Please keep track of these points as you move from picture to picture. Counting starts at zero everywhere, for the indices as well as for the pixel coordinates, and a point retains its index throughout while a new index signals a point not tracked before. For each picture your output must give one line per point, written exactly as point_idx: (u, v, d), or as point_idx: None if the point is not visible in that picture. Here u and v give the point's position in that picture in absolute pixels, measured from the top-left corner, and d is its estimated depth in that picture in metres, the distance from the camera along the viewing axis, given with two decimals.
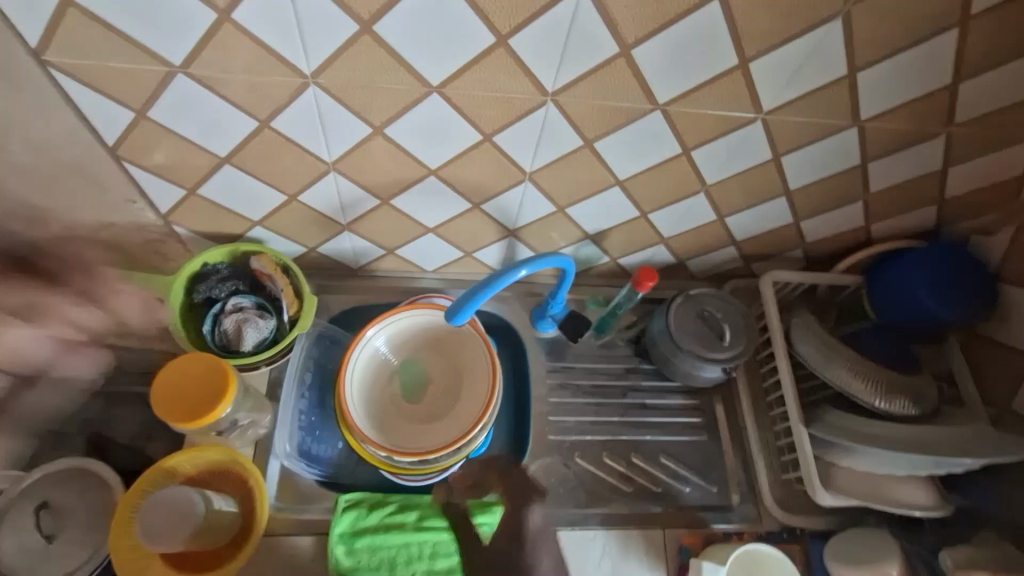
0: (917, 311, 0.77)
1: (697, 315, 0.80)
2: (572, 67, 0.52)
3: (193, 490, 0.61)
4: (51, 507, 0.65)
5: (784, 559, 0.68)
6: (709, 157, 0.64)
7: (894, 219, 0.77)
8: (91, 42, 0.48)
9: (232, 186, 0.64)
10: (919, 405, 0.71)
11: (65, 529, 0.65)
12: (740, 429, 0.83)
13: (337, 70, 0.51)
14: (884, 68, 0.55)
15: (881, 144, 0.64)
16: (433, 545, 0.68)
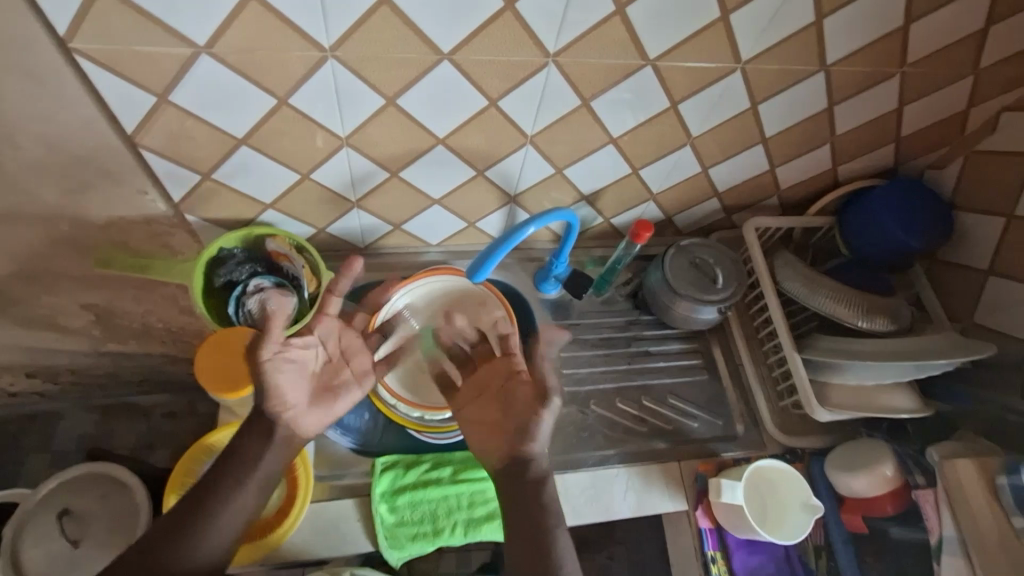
0: (887, 241, 0.85)
1: (690, 264, 0.86)
2: (573, 26, 0.56)
3: (250, 483, 0.61)
4: (72, 515, 0.90)
5: (777, 470, 0.77)
6: (694, 110, 0.70)
7: (859, 159, 0.85)
8: (117, 25, 0.49)
9: (245, 168, 0.66)
10: (895, 322, 0.79)
11: (86, 532, 0.89)
12: (738, 365, 0.90)
13: (356, 42, 0.53)
14: (847, 14, 0.61)
15: (847, 88, 0.71)
16: (470, 496, 0.73)
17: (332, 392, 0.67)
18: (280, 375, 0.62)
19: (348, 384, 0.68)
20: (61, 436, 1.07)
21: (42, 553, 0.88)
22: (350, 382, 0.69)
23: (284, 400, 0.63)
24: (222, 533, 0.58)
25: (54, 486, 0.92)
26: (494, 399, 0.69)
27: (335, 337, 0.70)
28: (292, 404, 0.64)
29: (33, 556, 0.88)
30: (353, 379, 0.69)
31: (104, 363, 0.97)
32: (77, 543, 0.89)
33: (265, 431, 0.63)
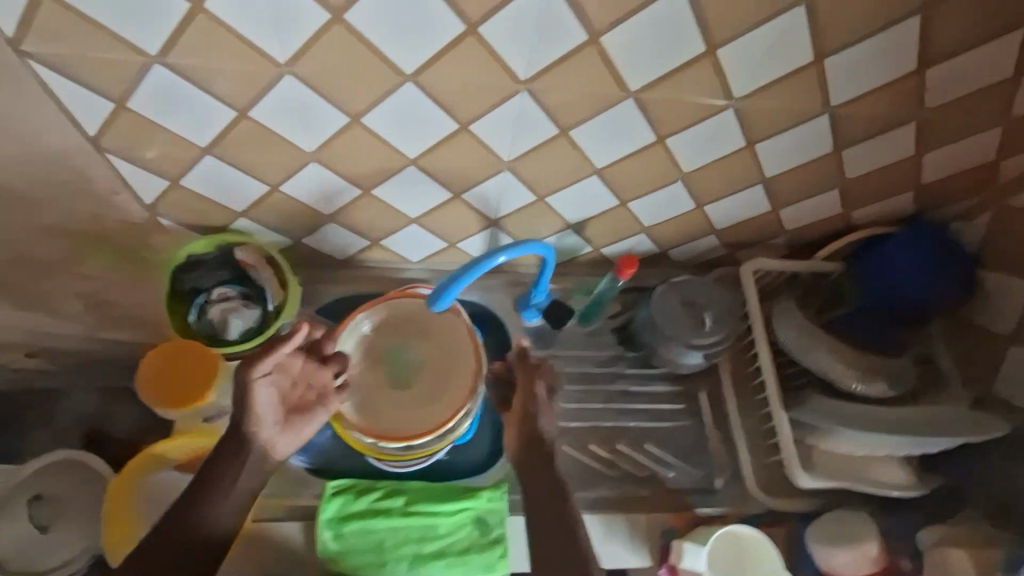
0: (898, 296, 0.78)
1: (681, 303, 0.81)
2: (544, 54, 0.53)
3: (242, 485, 0.63)
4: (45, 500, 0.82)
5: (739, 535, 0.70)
6: (686, 144, 0.65)
7: (875, 205, 0.77)
8: (68, 31, 0.49)
9: (212, 176, 0.65)
10: (896, 387, 0.72)
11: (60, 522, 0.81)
12: (725, 413, 0.84)
13: (312, 59, 0.51)
14: (853, 53, 0.55)
15: (856, 131, 0.65)
16: (421, 529, 0.70)
17: (299, 415, 0.65)
18: (258, 394, 0.62)
19: (316, 406, 0.66)
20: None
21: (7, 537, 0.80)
22: (317, 405, 0.66)
23: (256, 420, 0.63)
24: (214, 534, 0.61)
25: (30, 471, 0.82)
26: (532, 433, 0.72)
27: (300, 363, 0.66)
28: (264, 423, 0.63)
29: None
30: (319, 402, 0.66)
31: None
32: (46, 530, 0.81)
33: (236, 453, 0.62)
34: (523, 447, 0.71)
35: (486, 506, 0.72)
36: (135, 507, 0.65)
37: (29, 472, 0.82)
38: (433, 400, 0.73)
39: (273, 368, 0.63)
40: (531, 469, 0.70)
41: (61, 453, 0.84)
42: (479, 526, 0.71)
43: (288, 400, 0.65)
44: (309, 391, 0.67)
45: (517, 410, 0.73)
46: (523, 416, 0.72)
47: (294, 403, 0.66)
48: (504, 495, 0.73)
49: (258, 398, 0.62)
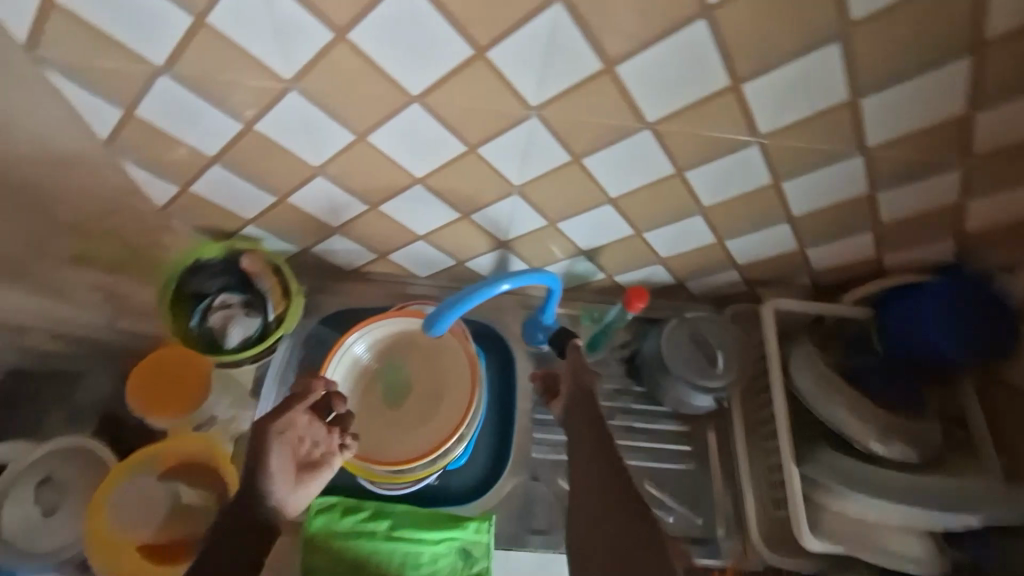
0: (926, 350, 0.71)
1: (691, 340, 0.77)
2: (554, 81, 0.50)
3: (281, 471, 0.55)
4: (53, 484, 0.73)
5: None
6: (706, 178, 0.61)
7: (909, 248, 0.72)
8: (77, 41, 0.50)
9: (220, 183, 0.66)
10: (919, 450, 0.67)
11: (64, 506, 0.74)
12: (732, 459, 0.80)
13: (317, 76, 0.51)
14: (890, 95, 0.51)
15: (891, 174, 0.60)
16: (404, 555, 0.68)
17: (307, 474, 0.58)
18: (275, 452, 0.55)
19: (322, 462, 0.59)
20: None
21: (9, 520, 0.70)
22: (323, 461, 0.59)
23: (274, 481, 0.54)
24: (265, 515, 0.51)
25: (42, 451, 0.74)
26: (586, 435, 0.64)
27: (304, 422, 0.60)
28: (282, 485, 0.54)
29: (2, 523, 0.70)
30: (323, 459, 0.60)
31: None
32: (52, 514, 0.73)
33: (269, 445, 0.56)
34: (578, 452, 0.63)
35: (471, 536, 0.70)
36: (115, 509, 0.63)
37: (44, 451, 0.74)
38: (429, 424, 0.72)
39: (287, 425, 0.58)
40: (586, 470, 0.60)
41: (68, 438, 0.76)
42: (463, 556, 0.69)
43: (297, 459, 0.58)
44: (313, 449, 0.60)
45: (573, 412, 0.68)
46: (578, 415, 0.67)
47: (301, 461, 0.58)
48: (492, 527, 0.71)
49: (269, 456, 0.55)
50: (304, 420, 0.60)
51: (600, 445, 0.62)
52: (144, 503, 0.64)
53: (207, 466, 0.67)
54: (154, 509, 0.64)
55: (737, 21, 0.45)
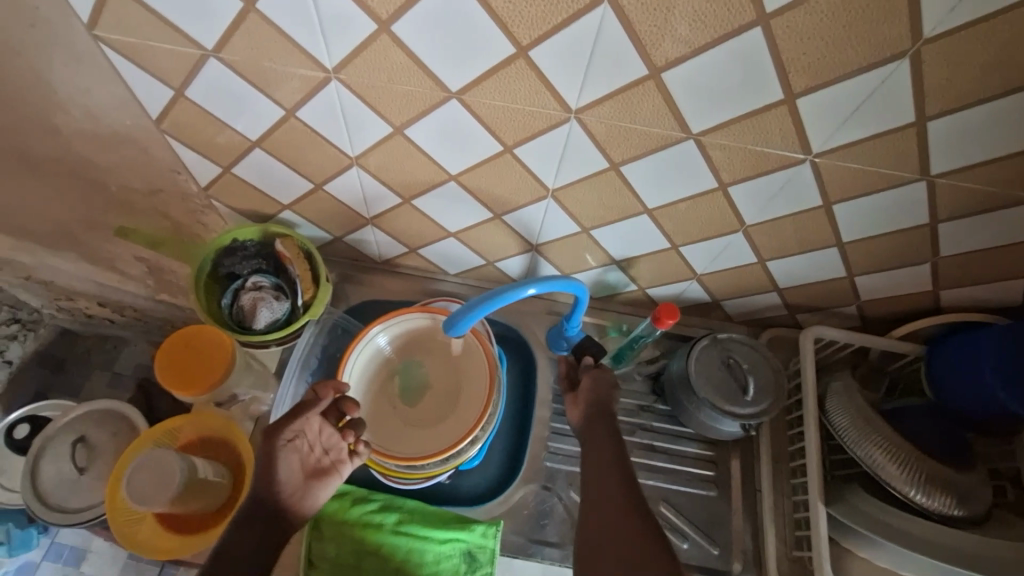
0: (985, 399, 0.64)
1: (722, 362, 0.74)
2: (596, 85, 0.49)
3: (289, 479, 0.63)
4: (87, 443, 0.85)
5: None
6: (748, 196, 0.59)
7: (972, 285, 0.66)
8: (135, 22, 0.51)
9: (261, 168, 0.67)
10: (966, 506, 0.61)
11: (94, 465, 0.84)
12: (755, 491, 0.77)
13: (358, 66, 0.51)
14: (962, 119, 0.47)
15: (955, 206, 0.56)
16: (407, 551, 0.68)
17: (316, 480, 0.64)
18: (282, 463, 0.62)
19: (331, 469, 0.65)
20: (124, 359, 1.09)
21: (52, 471, 0.83)
22: (332, 469, 0.65)
23: (282, 489, 0.62)
24: (271, 513, 0.61)
25: (79, 412, 0.87)
26: (603, 453, 0.64)
27: (316, 430, 0.65)
28: (291, 490, 0.63)
29: (45, 472, 0.83)
30: (333, 466, 0.65)
31: (162, 308, 0.97)
32: (84, 472, 0.84)
33: (274, 454, 0.63)
34: (589, 471, 0.63)
35: (478, 540, 0.69)
36: (130, 481, 0.62)
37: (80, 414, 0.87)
38: (445, 424, 0.72)
39: (297, 434, 0.64)
40: (599, 489, 0.60)
41: (103, 403, 0.87)
42: (468, 560, 0.68)
43: (309, 463, 0.64)
44: (324, 456, 0.65)
45: (593, 425, 0.67)
46: (596, 429, 0.67)
47: (313, 467, 0.65)
48: (498, 534, 0.69)
49: (276, 466, 0.62)
50: (314, 428, 0.65)
51: (614, 465, 0.62)
52: (156, 481, 0.61)
53: (227, 445, 0.71)
54: (165, 491, 0.61)
55: (795, 33, 0.42)
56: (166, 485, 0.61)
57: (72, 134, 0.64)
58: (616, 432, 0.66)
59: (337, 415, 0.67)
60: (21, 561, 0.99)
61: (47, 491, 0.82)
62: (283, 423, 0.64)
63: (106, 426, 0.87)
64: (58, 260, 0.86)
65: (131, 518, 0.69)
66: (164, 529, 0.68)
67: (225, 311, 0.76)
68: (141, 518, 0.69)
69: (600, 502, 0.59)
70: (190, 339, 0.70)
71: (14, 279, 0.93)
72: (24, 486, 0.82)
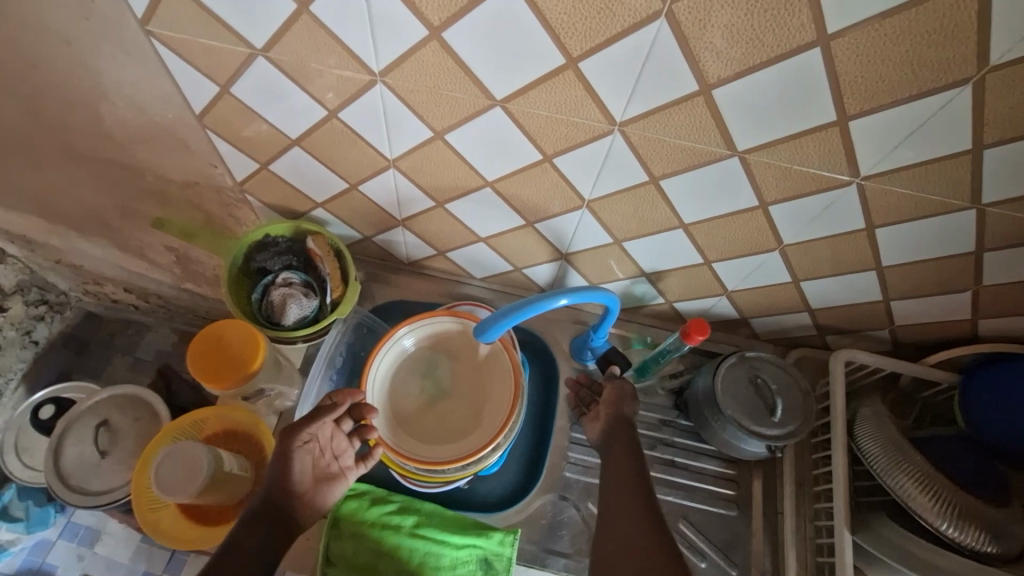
0: None
1: (749, 381, 0.73)
2: (644, 98, 0.48)
3: (300, 481, 0.63)
4: (109, 427, 0.86)
5: None
6: (789, 216, 0.58)
7: (1012, 317, 0.64)
8: (187, 19, 0.52)
9: (298, 166, 0.68)
10: (1001, 543, 0.59)
11: (115, 449, 0.85)
12: (776, 513, 0.75)
13: (404, 71, 0.51)
14: (1019, 148, 0.45)
15: (1006, 235, 0.54)
16: (423, 555, 0.68)
17: (324, 484, 0.65)
18: (296, 463, 0.63)
19: (339, 474, 0.66)
20: (146, 344, 1.11)
21: (75, 453, 0.85)
22: (339, 475, 0.66)
23: (296, 489, 0.63)
24: (283, 513, 0.62)
25: (104, 396, 0.88)
26: (624, 468, 0.63)
27: (328, 434, 0.66)
28: (302, 492, 0.63)
29: (67, 454, 0.85)
30: (341, 471, 0.66)
31: (186, 297, 0.98)
32: (105, 455, 0.85)
33: (286, 455, 0.63)
34: (609, 486, 0.62)
35: (494, 548, 0.68)
36: (156, 472, 0.62)
37: (105, 398, 0.88)
38: (466, 431, 0.71)
39: (311, 437, 0.65)
40: (617, 503, 0.60)
41: (127, 388, 0.88)
42: (483, 567, 0.68)
43: (317, 467, 0.65)
44: (333, 461, 0.66)
45: (613, 438, 0.67)
46: (618, 442, 0.66)
47: (322, 471, 0.65)
48: (515, 542, 0.69)
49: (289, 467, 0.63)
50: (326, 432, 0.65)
51: (636, 483, 0.61)
52: (181, 475, 0.62)
53: (251, 438, 0.72)
54: (189, 484, 0.62)
55: (855, 56, 0.42)
56: (192, 478, 0.62)
57: (116, 125, 0.65)
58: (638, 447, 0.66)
59: (349, 421, 0.68)
60: (38, 538, 1.01)
61: (68, 473, 0.84)
62: (300, 424, 0.65)
63: (129, 411, 0.88)
64: (90, 246, 0.87)
65: (154, 505, 0.70)
66: (184, 517, 0.69)
67: (254, 305, 0.76)
68: (163, 507, 0.70)
69: (620, 518, 0.58)
70: (218, 336, 0.70)
71: (45, 262, 0.94)
72: (47, 465, 0.83)
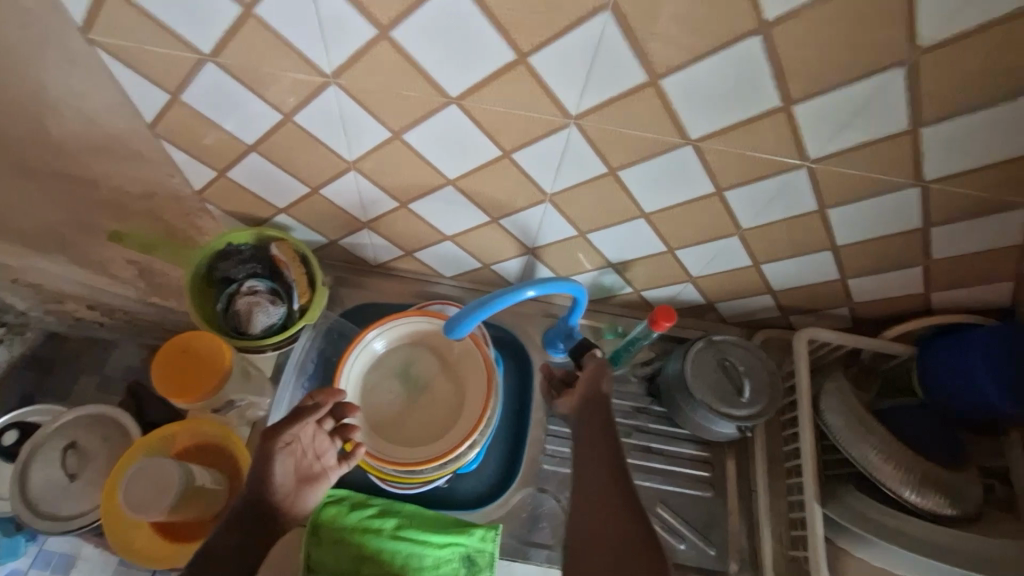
0: (974, 402, 0.65)
1: (717, 364, 0.74)
2: (597, 91, 0.49)
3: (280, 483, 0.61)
4: (77, 449, 0.84)
5: None
6: (745, 201, 0.59)
7: (961, 288, 0.67)
8: (131, 26, 0.51)
9: (257, 172, 0.67)
10: (958, 505, 0.62)
11: (85, 471, 0.83)
12: (750, 491, 0.77)
13: (357, 72, 0.51)
14: (954, 126, 0.48)
15: (950, 210, 0.56)
16: (405, 556, 0.68)
17: (306, 485, 0.64)
18: (278, 464, 0.61)
19: (321, 475, 0.65)
20: (111, 362, 1.05)
21: (42, 477, 0.82)
22: (320, 476, 0.64)
23: (276, 491, 0.61)
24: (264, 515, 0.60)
25: (71, 417, 0.86)
26: (600, 447, 0.63)
27: (310, 435, 0.65)
28: (283, 494, 0.62)
29: (34, 478, 0.82)
30: (322, 470, 0.65)
31: (152, 312, 0.96)
32: (75, 478, 0.83)
33: (267, 456, 0.62)
34: (582, 464, 0.62)
35: (477, 545, 0.69)
36: (128, 488, 0.61)
37: (72, 419, 0.85)
38: (444, 430, 0.72)
39: (293, 438, 0.63)
40: (596, 484, 0.59)
41: (94, 408, 0.86)
42: (466, 564, 0.68)
43: (297, 469, 0.63)
44: (315, 461, 0.65)
45: (588, 417, 0.66)
46: (593, 421, 0.66)
47: (304, 472, 0.64)
48: (497, 538, 0.69)
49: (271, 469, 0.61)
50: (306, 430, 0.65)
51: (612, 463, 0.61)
52: (154, 488, 0.61)
53: (223, 450, 0.71)
54: (162, 497, 0.60)
55: (795, 41, 0.43)
56: (164, 492, 0.61)
57: (63, 137, 0.63)
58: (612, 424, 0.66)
59: (330, 421, 0.67)
60: (9, 568, 0.97)
61: (35, 499, 0.81)
62: (283, 424, 0.64)
63: (97, 431, 0.85)
64: (45, 264, 0.84)
65: (127, 526, 0.68)
66: (158, 535, 0.68)
67: (219, 315, 0.76)
68: (137, 526, 0.68)
69: (598, 498, 0.58)
70: (191, 343, 0.69)
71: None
72: (13, 491, 0.80)
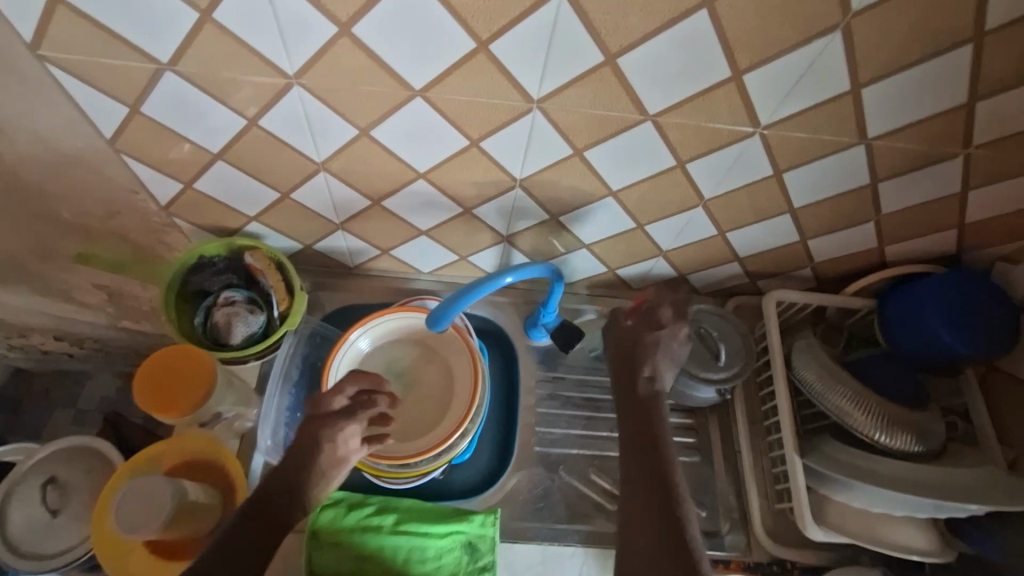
0: (931, 345, 0.70)
1: (694, 332, 0.77)
2: (557, 74, 0.51)
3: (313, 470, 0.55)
4: (57, 483, 0.81)
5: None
6: (706, 171, 0.62)
7: (910, 240, 0.71)
8: (83, 39, 0.50)
9: (224, 181, 0.66)
10: (923, 442, 0.66)
11: (68, 506, 0.81)
12: (734, 453, 0.80)
13: (320, 70, 0.51)
14: (890, 85, 0.51)
15: (894, 165, 0.60)
16: (408, 550, 0.68)
17: (332, 469, 0.57)
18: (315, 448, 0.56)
19: (344, 458, 0.58)
20: (85, 395, 1.02)
21: (22, 516, 0.80)
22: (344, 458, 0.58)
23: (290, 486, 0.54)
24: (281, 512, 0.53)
25: (47, 452, 0.83)
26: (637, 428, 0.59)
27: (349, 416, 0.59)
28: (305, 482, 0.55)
29: (14, 518, 0.79)
30: (350, 453, 0.59)
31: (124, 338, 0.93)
32: (58, 513, 0.80)
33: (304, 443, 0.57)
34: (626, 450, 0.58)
35: (477, 530, 0.70)
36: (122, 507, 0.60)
37: (48, 453, 0.83)
38: (436, 422, 0.73)
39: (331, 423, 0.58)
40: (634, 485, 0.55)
41: (69, 440, 0.83)
42: (469, 551, 0.69)
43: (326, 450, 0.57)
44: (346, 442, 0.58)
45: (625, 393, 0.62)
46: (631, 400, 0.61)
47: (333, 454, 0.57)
48: (497, 522, 0.70)
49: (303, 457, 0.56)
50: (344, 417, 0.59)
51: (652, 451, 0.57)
52: (146, 506, 0.60)
53: (214, 464, 0.69)
54: (155, 515, 0.60)
55: (738, 12, 0.45)
56: (155, 511, 0.60)
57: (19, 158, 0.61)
58: (663, 431, 0.58)
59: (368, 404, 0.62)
60: None
61: (17, 540, 0.79)
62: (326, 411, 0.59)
63: (76, 463, 0.83)
64: None
65: (122, 550, 0.67)
66: (155, 556, 0.67)
67: (198, 328, 0.76)
68: (132, 549, 0.67)
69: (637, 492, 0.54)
70: (177, 356, 0.70)
71: None
72: None
